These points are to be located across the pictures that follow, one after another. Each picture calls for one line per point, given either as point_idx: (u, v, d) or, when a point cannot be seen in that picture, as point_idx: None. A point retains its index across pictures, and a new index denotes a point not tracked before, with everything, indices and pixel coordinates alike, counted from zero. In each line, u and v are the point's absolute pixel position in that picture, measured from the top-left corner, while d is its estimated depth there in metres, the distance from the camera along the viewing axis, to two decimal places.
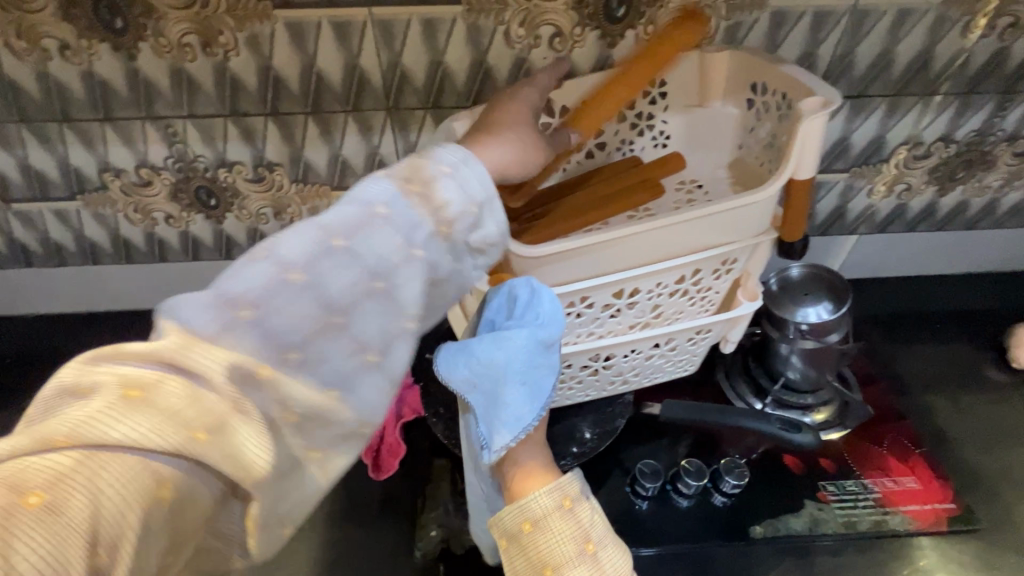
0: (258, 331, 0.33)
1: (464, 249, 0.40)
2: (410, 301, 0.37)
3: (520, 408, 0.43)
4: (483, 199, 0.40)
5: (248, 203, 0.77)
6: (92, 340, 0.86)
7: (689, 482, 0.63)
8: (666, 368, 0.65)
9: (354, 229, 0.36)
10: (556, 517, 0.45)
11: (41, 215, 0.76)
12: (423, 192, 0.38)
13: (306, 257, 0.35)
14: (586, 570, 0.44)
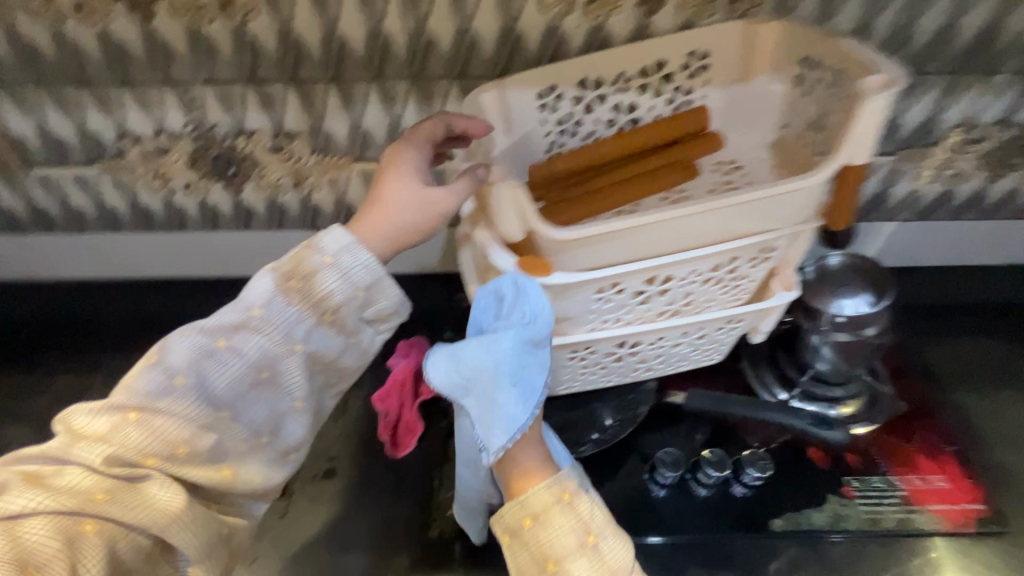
0: (156, 422, 0.42)
1: (354, 329, 0.48)
2: (294, 385, 0.47)
3: (510, 408, 0.47)
4: (371, 281, 0.47)
5: (267, 173, 0.75)
6: (111, 306, 0.86)
7: (709, 473, 0.62)
8: (691, 356, 0.63)
9: (234, 333, 0.45)
10: (555, 511, 0.46)
11: (61, 180, 0.75)
12: (304, 288, 0.46)
13: (189, 360, 0.44)
14: (588, 563, 0.44)
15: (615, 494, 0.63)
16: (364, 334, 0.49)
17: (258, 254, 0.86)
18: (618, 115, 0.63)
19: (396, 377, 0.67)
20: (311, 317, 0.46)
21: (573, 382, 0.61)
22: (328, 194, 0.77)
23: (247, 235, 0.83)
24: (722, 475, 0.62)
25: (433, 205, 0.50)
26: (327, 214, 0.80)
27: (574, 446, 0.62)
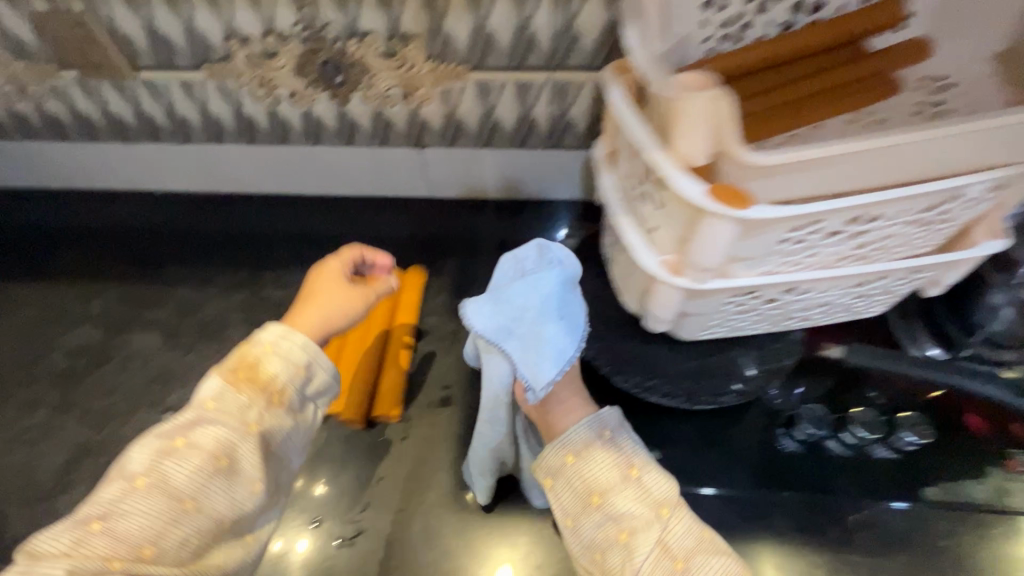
0: (130, 515, 0.41)
1: (300, 408, 0.49)
2: (250, 467, 0.45)
3: (556, 344, 0.49)
4: (310, 359, 0.49)
5: (376, 82, 0.69)
6: (216, 221, 0.84)
7: (858, 433, 0.57)
8: (854, 308, 0.55)
9: (192, 429, 0.44)
10: (598, 448, 0.50)
11: (168, 86, 0.71)
12: (249, 382, 0.47)
13: (149, 462, 0.43)
14: (633, 494, 0.48)
15: (748, 446, 0.60)
16: (308, 411, 0.50)
17: (359, 172, 0.82)
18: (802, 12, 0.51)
19: None
20: (260, 402, 0.46)
21: (717, 329, 0.55)
22: (439, 107, 0.71)
23: (349, 151, 0.79)
24: (873, 437, 0.57)
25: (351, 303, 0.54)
26: (434, 130, 0.74)
27: (714, 396, 0.56)
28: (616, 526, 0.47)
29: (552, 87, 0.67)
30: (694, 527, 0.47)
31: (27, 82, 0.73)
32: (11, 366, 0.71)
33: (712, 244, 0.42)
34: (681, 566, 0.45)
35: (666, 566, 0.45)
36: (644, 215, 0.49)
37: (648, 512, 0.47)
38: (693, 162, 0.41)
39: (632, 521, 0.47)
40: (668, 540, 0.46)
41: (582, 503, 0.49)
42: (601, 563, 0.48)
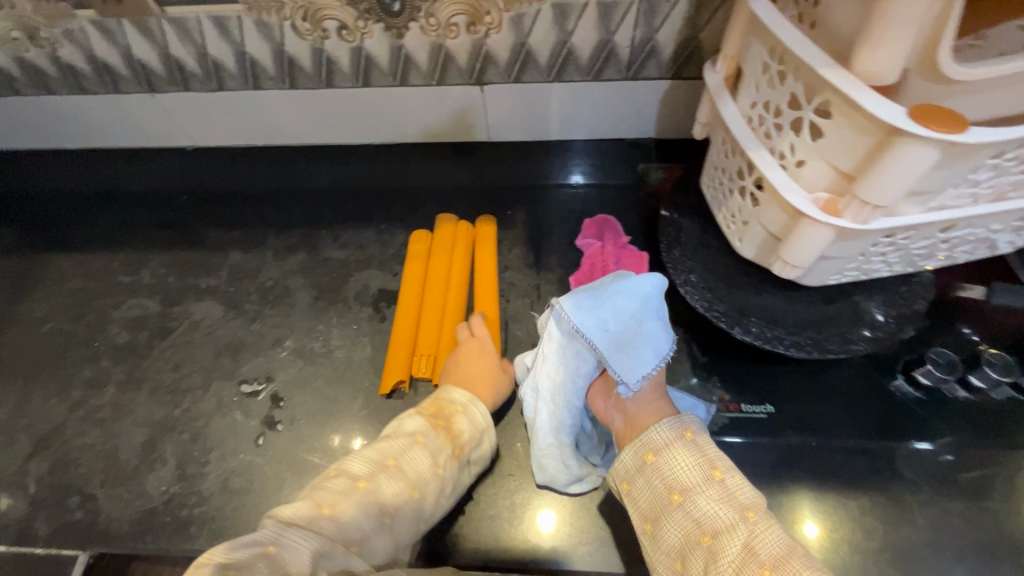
0: (351, 511, 0.41)
1: (466, 469, 0.51)
2: (427, 508, 0.46)
3: (652, 341, 0.45)
4: (485, 427, 0.53)
5: (439, 8, 0.60)
6: (265, 174, 0.78)
7: (990, 375, 0.54)
8: (998, 244, 0.50)
9: (404, 455, 0.46)
10: (678, 445, 0.43)
11: (198, 23, 0.61)
12: (449, 429, 0.50)
13: (368, 470, 0.44)
14: (716, 496, 0.40)
15: (865, 393, 0.56)
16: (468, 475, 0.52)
17: (413, 115, 0.73)
18: None
19: (596, 261, 0.67)
20: (450, 448, 0.49)
21: (846, 273, 0.51)
22: (508, 37, 0.63)
23: (404, 92, 0.70)
24: (1006, 380, 0.54)
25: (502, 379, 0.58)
26: (500, 64, 0.66)
27: (842, 343, 0.52)
28: (697, 529, 0.39)
29: (640, 6, 0.59)
30: (795, 543, 0.36)
31: (35, 25, 0.62)
32: (68, 344, 0.67)
33: (898, 177, 0.36)
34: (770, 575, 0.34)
35: (750, 574, 0.35)
36: (786, 148, 0.43)
37: (730, 514, 0.38)
38: (879, 77, 0.35)
39: (714, 523, 0.38)
40: (753, 545, 0.36)
41: (659, 506, 0.42)
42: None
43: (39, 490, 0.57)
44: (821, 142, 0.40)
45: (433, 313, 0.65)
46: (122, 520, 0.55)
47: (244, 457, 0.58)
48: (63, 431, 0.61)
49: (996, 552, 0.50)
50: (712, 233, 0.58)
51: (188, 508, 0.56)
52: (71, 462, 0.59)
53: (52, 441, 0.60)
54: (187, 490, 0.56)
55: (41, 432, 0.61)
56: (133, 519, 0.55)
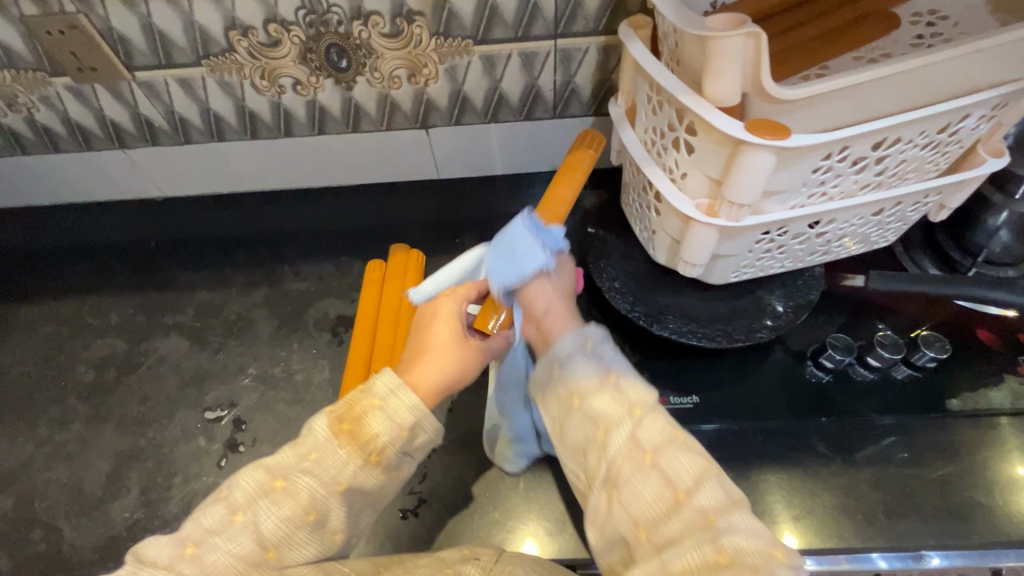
0: (218, 552, 0.39)
1: (398, 465, 0.44)
2: (337, 521, 0.41)
3: (517, 254, 0.48)
4: (415, 422, 0.43)
5: (382, 64, 0.68)
6: (229, 219, 0.84)
7: (882, 355, 0.60)
8: (869, 238, 0.59)
9: (292, 474, 0.41)
10: (579, 357, 0.46)
11: (166, 84, 0.68)
12: (355, 437, 0.41)
13: (248, 498, 0.40)
14: (609, 396, 0.43)
15: (779, 380, 0.62)
16: (407, 470, 0.45)
17: (366, 157, 0.80)
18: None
19: None
20: (357, 461, 0.41)
21: (745, 270, 0.58)
22: (445, 85, 0.71)
23: (357, 137, 0.77)
24: (896, 357, 0.60)
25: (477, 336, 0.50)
26: (441, 109, 0.74)
27: (748, 331, 0.59)
28: (594, 428, 0.43)
29: (557, 54, 0.68)
30: (673, 429, 0.41)
31: (13, 92, 0.68)
32: (35, 385, 0.70)
33: (749, 179, 0.44)
34: (650, 458, 0.40)
35: (634, 460, 0.40)
36: (672, 164, 0.51)
37: (619, 410, 0.42)
38: (724, 101, 0.43)
39: (606, 420, 0.42)
40: (638, 436, 0.41)
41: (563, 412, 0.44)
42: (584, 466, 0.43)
43: (4, 525, 0.60)
44: (694, 156, 0.48)
45: (386, 338, 0.69)
46: (87, 547, 0.58)
47: (207, 479, 0.61)
48: (29, 467, 0.63)
49: (896, 512, 0.56)
50: (633, 245, 0.65)
51: (152, 532, 0.59)
52: (37, 495, 0.62)
53: (19, 478, 0.63)
54: (151, 515, 0.60)
55: (8, 470, 0.63)
56: (98, 545, 0.58)
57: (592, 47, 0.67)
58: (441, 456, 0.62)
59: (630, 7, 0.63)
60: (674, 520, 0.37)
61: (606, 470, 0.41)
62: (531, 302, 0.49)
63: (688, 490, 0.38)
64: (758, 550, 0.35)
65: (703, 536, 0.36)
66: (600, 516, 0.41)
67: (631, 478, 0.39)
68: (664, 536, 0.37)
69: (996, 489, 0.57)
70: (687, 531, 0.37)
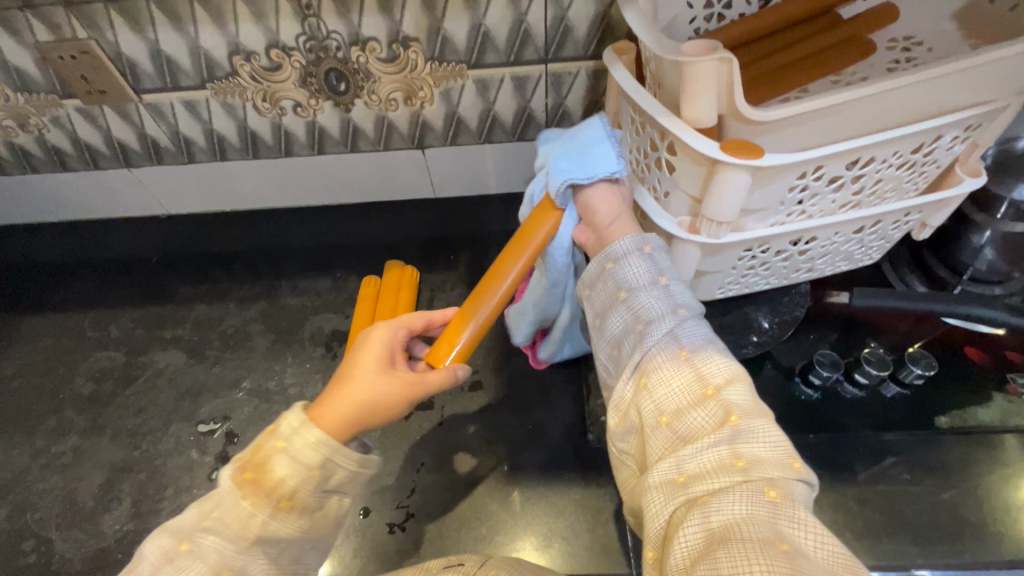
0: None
1: (318, 504, 0.42)
2: (260, 573, 0.40)
3: (587, 157, 0.50)
4: (323, 463, 0.40)
5: (379, 87, 0.70)
6: (230, 236, 0.86)
7: (869, 372, 0.60)
8: (853, 255, 0.60)
9: (195, 536, 0.39)
10: (635, 257, 0.46)
11: (172, 106, 0.71)
12: (259, 486, 0.39)
13: (154, 565, 0.38)
14: (657, 295, 0.44)
15: (767, 397, 0.63)
16: (330, 505, 0.43)
17: (364, 176, 0.82)
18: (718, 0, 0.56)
19: None
20: (265, 510, 0.39)
21: (731, 287, 0.59)
22: (440, 107, 0.73)
23: (355, 157, 0.79)
24: (883, 374, 0.60)
25: (526, 235, 0.52)
26: (437, 130, 0.76)
27: (734, 347, 0.61)
28: (634, 319, 0.44)
29: (549, 77, 0.70)
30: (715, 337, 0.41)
31: (26, 113, 0.71)
32: (35, 396, 0.71)
33: (728, 196, 0.45)
34: (686, 354, 0.40)
35: (670, 353, 0.41)
36: (655, 182, 0.52)
37: (664, 307, 0.43)
38: (700, 123, 0.45)
39: (648, 314, 0.43)
40: (679, 334, 0.42)
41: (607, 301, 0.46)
42: (616, 359, 0.44)
43: None
44: (674, 173, 0.49)
45: None
46: (76, 559, 0.59)
47: (197, 492, 0.62)
48: (24, 478, 0.64)
49: (882, 532, 0.55)
50: None
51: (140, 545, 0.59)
52: (30, 506, 0.62)
53: (13, 488, 0.64)
54: (140, 527, 0.60)
55: (3, 480, 0.64)
56: (87, 557, 0.59)
57: (583, 71, 0.70)
58: (430, 469, 0.62)
59: (618, 33, 0.66)
60: (698, 410, 0.37)
61: (640, 356, 0.42)
62: (594, 210, 0.50)
63: (718, 387, 0.38)
64: (775, 460, 0.34)
65: (722, 433, 0.36)
66: (625, 403, 0.42)
67: (663, 366, 0.40)
68: (685, 427, 0.37)
69: (986, 507, 0.56)
70: (707, 425, 0.37)
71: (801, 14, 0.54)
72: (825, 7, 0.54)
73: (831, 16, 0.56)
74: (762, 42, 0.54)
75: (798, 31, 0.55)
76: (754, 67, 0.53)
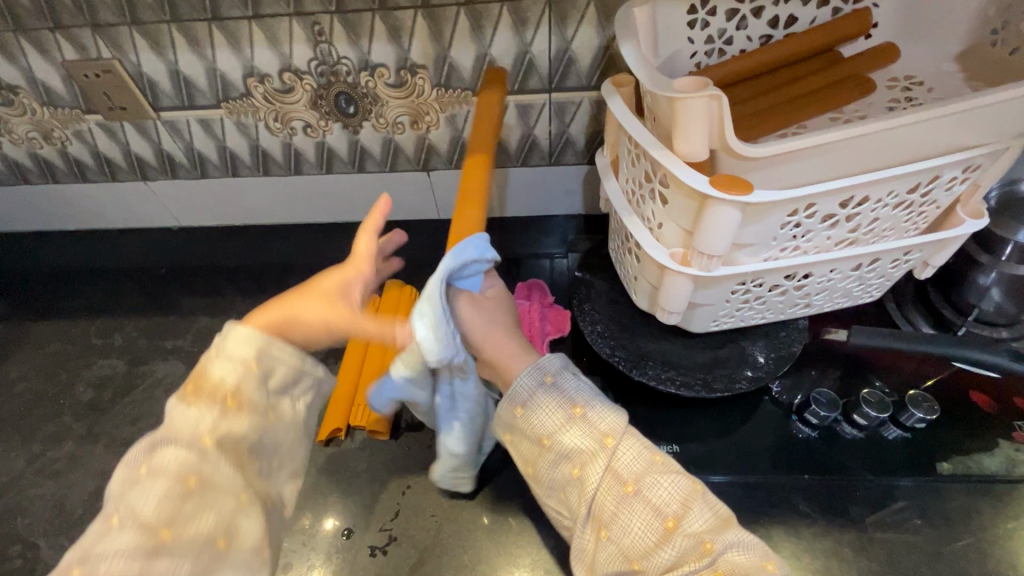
0: (105, 557, 0.36)
1: (267, 404, 0.45)
2: (225, 475, 0.41)
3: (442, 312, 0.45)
4: (259, 352, 0.44)
5: (387, 111, 0.72)
6: (235, 250, 0.87)
7: (868, 413, 0.59)
8: (853, 293, 0.59)
9: (154, 451, 0.41)
10: (540, 394, 0.46)
11: (188, 124, 0.74)
12: (202, 392, 0.43)
13: (119, 495, 0.39)
14: (578, 431, 0.44)
15: (762, 433, 0.62)
16: (282, 407, 0.46)
17: (370, 196, 0.83)
18: (719, 35, 0.57)
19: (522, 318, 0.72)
20: (214, 409, 0.42)
21: (726, 320, 0.59)
22: (445, 132, 0.74)
23: (361, 177, 0.80)
24: (882, 417, 0.59)
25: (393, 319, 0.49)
26: (442, 154, 0.77)
27: (728, 382, 0.60)
28: (570, 463, 0.45)
29: (552, 106, 0.71)
30: (650, 453, 0.43)
31: (51, 127, 0.74)
32: (36, 401, 0.72)
33: (717, 231, 0.45)
34: (631, 490, 0.42)
35: (615, 493, 0.42)
36: (649, 213, 0.53)
37: (592, 445, 0.44)
38: (693, 158, 0.45)
39: (581, 457, 0.44)
40: (616, 468, 0.43)
41: (536, 451, 0.46)
42: (565, 504, 0.46)
43: None
44: (666, 208, 0.49)
45: (373, 369, 0.69)
46: None
47: None
48: (17, 483, 0.65)
49: None
50: (620, 290, 0.67)
51: None
52: (21, 512, 0.63)
53: (7, 492, 0.65)
54: None
55: None
56: None
57: (585, 101, 0.71)
58: (416, 492, 0.62)
59: (621, 65, 0.67)
60: (667, 548, 0.40)
61: (592, 508, 0.43)
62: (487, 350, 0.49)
63: (676, 518, 0.40)
64: (751, 564, 0.38)
65: (701, 561, 0.39)
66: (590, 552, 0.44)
67: (617, 511, 0.42)
68: (658, 568, 0.40)
69: (990, 561, 0.54)
70: (682, 557, 0.39)
71: (799, 53, 0.54)
72: (824, 45, 0.55)
73: (832, 55, 0.56)
74: (760, 78, 0.55)
75: (797, 68, 0.55)
76: (750, 103, 0.53)
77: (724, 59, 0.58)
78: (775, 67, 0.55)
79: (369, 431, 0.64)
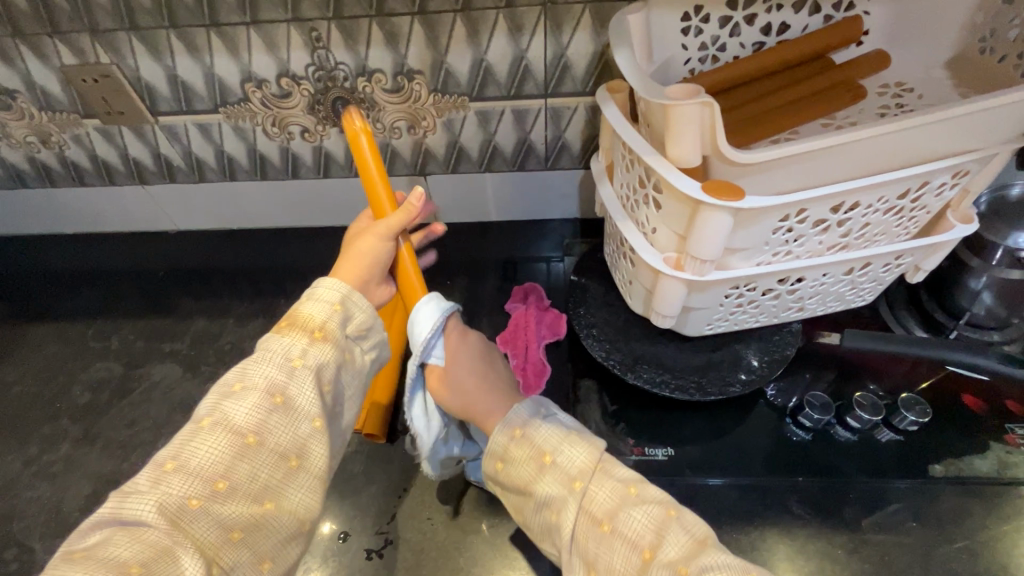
0: (200, 453, 0.41)
1: (345, 346, 0.49)
2: (308, 402, 0.45)
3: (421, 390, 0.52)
4: (342, 298, 0.49)
5: (384, 115, 0.73)
6: (232, 254, 0.87)
7: (861, 416, 0.60)
8: (846, 297, 0.60)
9: (246, 374, 0.45)
10: (512, 448, 0.48)
11: (186, 129, 0.74)
12: (294, 324, 0.47)
13: (213, 403, 0.44)
14: (551, 478, 0.46)
15: (756, 436, 0.62)
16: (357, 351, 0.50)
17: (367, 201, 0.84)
18: (712, 42, 0.57)
19: (518, 322, 0.72)
20: (304, 337, 0.46)
21: (720, 324, 0.59)
22: (442, 136, 0.75)
23: (358, 182, 0.81)
24: (875, 420, 0.60)
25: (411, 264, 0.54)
26: (439, 158, 0.78)
27: (722, 385, 0.60)
28: (549, 510, 0.46)
29: (548, 112, 0.72)
30: (620, 488, 0.45)
31: (49, 131, 0.75)
32: (32, 405, 0.72)
33: (709, 236, 0.46)
34: (607, 527, 0.43)
35: (594, 533, 0.43)
36: (643, 218, 0.53)
37: (564, 490, 0.45)
38: (686, 163, 0.46)
39: (556, 503, 0.45)
40: (590, 509, 0.44)
41: (520, 501, 0.48)
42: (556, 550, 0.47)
43: None
44: (660, 212, 0.50)
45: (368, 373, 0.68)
46: None
47: None
48: (14, 485, 0.65)
49: None
50: (615, 294, 0.68)
51: None
52: (17, 515, 0.63)
53: (3, 495, 0.65)
54: None
55: None
56: None
57: (580, 107, 0.71)
58: (412, 495, 0.62)
59: (616, 71, 0.67)
60: None
61: (577, 551, 0.44)
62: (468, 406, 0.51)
63: (653, 549, 0.42)
64: None
65: None
66: None
67: (599, 550, 0.43)
68: None
69: (981, 562, 0.54)
70: None
71: (790, 60, 0.55)
72: (816, 52, 0.56)
73: (823, 62, 0.57)
74: (752, 85, 0.55)
75: (788, 75, 0.56)
76: (741, 109, 0.54)
77: (716, 65, 0.58)
78: (766, 73, 0.56)
79: (365, 434, 0.64)
